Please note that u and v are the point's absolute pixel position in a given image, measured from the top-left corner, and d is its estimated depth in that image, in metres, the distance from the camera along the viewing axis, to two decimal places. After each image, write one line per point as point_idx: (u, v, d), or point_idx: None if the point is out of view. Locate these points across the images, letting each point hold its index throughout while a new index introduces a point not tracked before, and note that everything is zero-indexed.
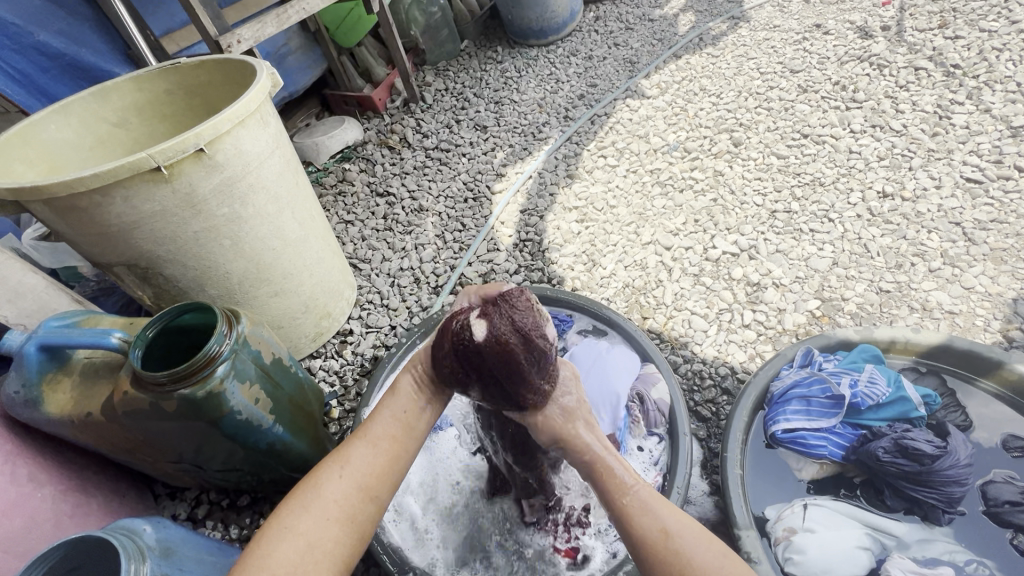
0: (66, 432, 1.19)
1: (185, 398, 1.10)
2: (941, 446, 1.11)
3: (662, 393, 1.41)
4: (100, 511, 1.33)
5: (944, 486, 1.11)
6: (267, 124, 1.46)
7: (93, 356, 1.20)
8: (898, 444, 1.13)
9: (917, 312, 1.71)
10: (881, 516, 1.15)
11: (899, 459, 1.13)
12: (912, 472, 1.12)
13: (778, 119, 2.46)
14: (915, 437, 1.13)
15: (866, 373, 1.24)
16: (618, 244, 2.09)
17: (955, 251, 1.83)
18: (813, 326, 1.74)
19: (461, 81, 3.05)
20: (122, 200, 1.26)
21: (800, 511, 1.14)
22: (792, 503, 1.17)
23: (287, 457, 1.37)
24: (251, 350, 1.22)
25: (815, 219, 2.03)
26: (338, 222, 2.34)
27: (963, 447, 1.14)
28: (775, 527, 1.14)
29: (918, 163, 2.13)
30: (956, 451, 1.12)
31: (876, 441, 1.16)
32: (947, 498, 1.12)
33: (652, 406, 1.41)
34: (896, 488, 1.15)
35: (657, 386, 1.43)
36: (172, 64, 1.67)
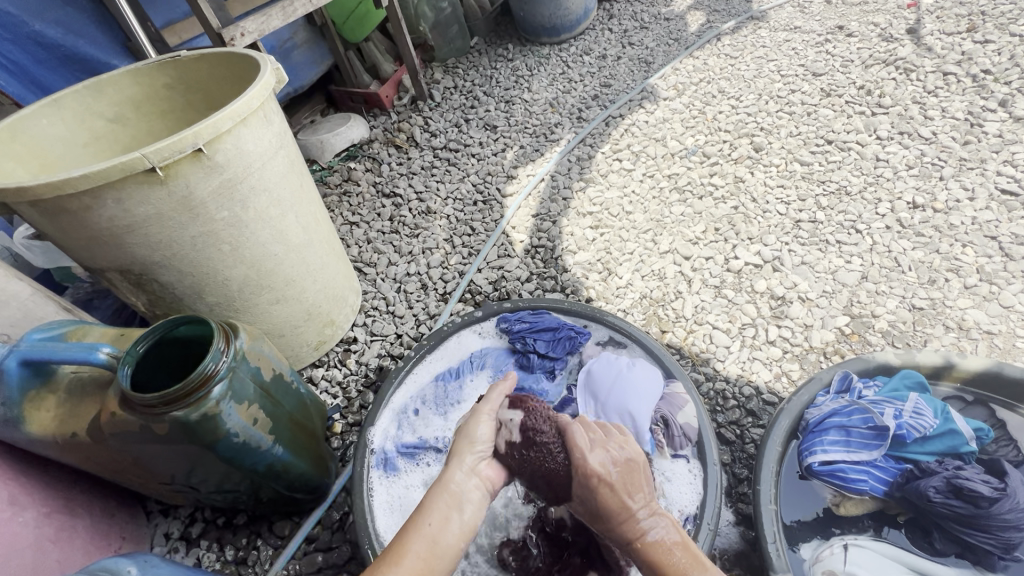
0: (49, 452, 1.11)
1: (178, 420, 1.02)
2: (999, 488, 1.03)
3: (688, 418, 1.33)
4: (87, 533, 1.24)
5: (1004, 531, 1.03)
6: (270, 122, 1.37)
7: (80, 371, 1.12)
8: (951, 484, 1.06)
9: (952, 331, 1.63)
10: (928, 560, 1.09)
11: (952, 500, 1.05)
12: (965, 514, 1.04)
13: (801, 124, 2.36)
14: (970, 477, 1.05)
15: (910, 402, 1.17)
16: (635, 253, 2.01)
17: (990, 268, 1.75)
18: (842, 344, 1.65)
19: (471, 79, 2.95)
20: (114, 203, 1.18)
21: (840, 553, 1.09)
22: (831, 543, 1.13)
23: (286, 478, 1.28)
24: (250, 367, 1.13)
25: (842, 230, 1.94)
26: (343, 224, 2.26)
27: (1022, 488, 1.06)
28: (813, 568, 1.09)
29: (949, 172, 2.05)
30: (1016, 494, 1.03)
31: (925, 479, 1.09)
32: (1004, 544, 1.04)
33: (677, 430, 1.32)
34: (946, 530, 1.08)
35: (684, 410, 1.34)
36: (171, 57, 1.58)
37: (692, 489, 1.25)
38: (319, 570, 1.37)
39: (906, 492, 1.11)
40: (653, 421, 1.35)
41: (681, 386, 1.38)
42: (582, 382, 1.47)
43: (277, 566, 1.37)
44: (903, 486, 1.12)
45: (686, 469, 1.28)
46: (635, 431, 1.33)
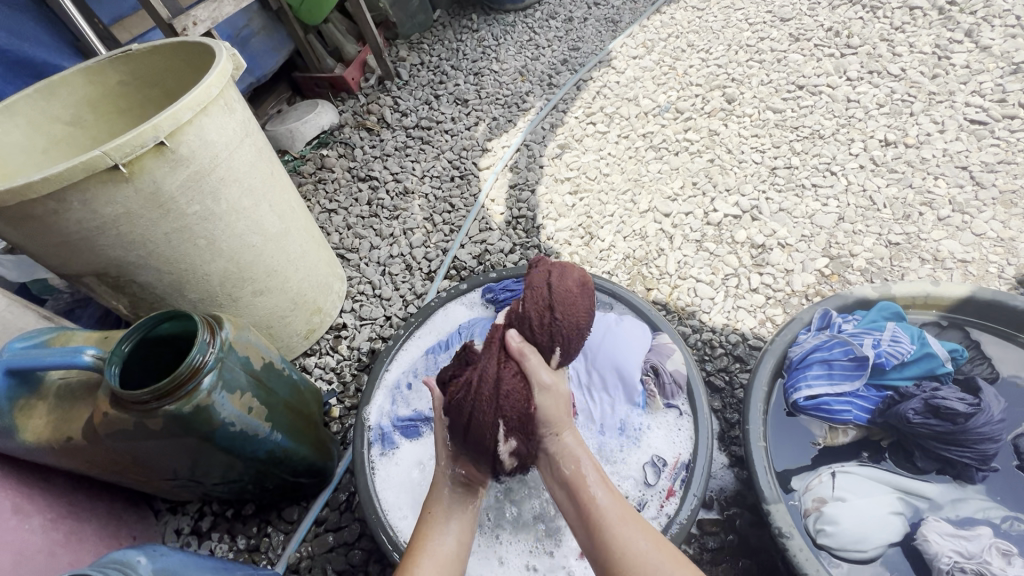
0: (47, 458, 1.11)
1: (171, 414, 1.02)
2: (973, 404, 1.07)
3: (677, 364, 1.36)
4: (97, 536, 1.26)
5: (980, 442, 1.07)
6: (233, 110, 1.35)
7: (68, 377, 1.11)
8: (928, 404, 1.11)
9: (929, 263, 1.67)
10: (911, 479, 1.14)
11: (930, 419, 1.10)
12: (944, 432, 1.09)
13: (771, 72, 2.35)
14: (946, 396, 1.10)
15: (888, 331, 1.20)
16: (615, 215, 2.01)
17: (963, 198, 1.78)
18: (823, 286, 1.68)
19: (436, 53, 2.88)
20: (80, 205, 1.16)
21: (831, 482, 1.12)
22: (819, 472, 1.16)
23: (288, 464, 1.30)
24: (239, 357, 1.14)
25: (817, 173, 1.96)
26: (320, 212, 2.23)
27: (997, 402, 1.10)
28: (803, 498, 1.13)
29: (919, 107, 2.06)
30: (990, 408, 1.08)
31: (905, 402, 1.13)
32: (981, 456, 1.09)
33: (668, 377, 1.35)
34: (927, 450, 1.13)
35: (672, 357, 1.38)
36: (122, 52, 1.53)
37: (687, 434, 1.29)
38: (331, 549, 1.41)
39: (888, 418, 1.15)
40: (644, 371, 1.38)
41: (668, 335, 1.42)
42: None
43: (289, 549, 1.41)
44: (885, 412, 1.16)
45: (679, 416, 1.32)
46: (626, 384, 1.37)
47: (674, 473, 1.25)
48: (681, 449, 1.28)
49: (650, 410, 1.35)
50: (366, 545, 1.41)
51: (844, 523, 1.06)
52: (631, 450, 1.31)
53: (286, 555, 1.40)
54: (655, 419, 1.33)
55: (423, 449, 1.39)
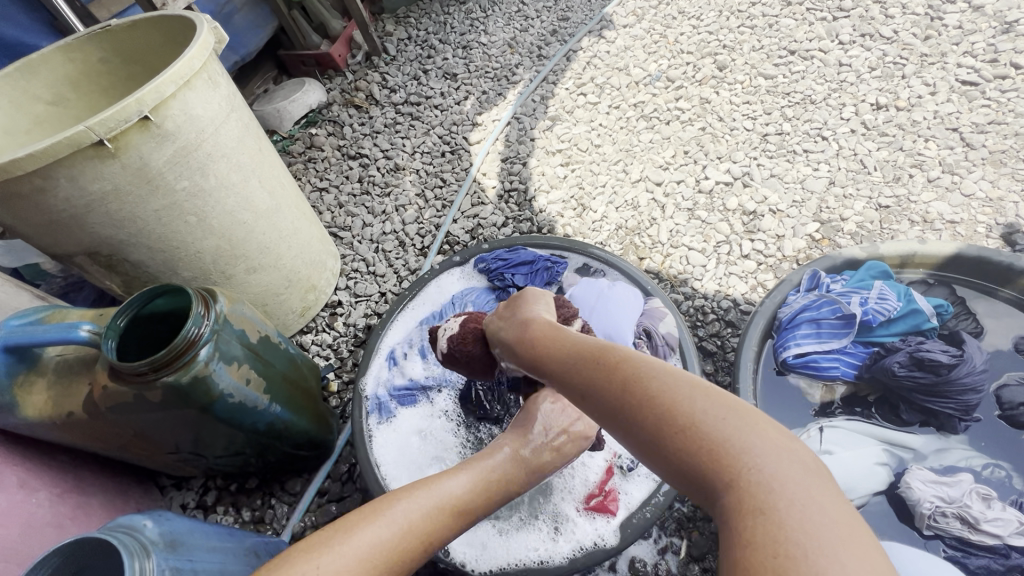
0: (50, 434, 1.13)
1: (170, 385, 1.04)
2: (956, 355, 1.12)
3: (669, 327, 1.39)
4: (104, 510, 1.29)
5: (959, 395, 1.12)
6: (217, 84, 1.33)
7: (65, 353, 1.12)
8: (914, 357, 1.14)
9: (918, 225, 1.68)
10: (896, 431, 1.17)
11: (915, 372, 1.13)
12: (928, 384, 1.13)
13: (763, 37, 2.32)
14: (931, 349, 1.14)
15: (875, 290, 1.22)
16: (607, 185, 2.01)
17: (953, 159, 1.78)
18: (814, 250, 1.70)
19: (423, 26, 2.82)
20: (67, 182, 1.15)
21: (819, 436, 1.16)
22: (808, 427, 1.19)
23: (288, 435, 1.33)
24: (235, 329, 1.14)
25: (808, 138, 1.96)
26: (312, 190, 2.22)
27: (979, 354, 1.15)
28: None
29: (911, 70, 2.04)
30: (972, 359, 1.13)
31: (891, 356, 1.17)
32: (964, 407, 1.13)
33: (660, 340, 1.38)
34: (913, 402, 1.17)
35: (664, 321, 1.41)
36: (101, 28, 1.50)
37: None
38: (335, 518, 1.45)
39: (875, 372, 1.18)
40: (637, 336, 1.40)
41: (659, 300, 1.44)
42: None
43: (294, 519, 1.45)
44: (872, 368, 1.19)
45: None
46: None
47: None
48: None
49: None
50: None
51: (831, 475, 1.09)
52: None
53: (291, 525, 1.44)
54: None
55: (421, 416, 1.41)
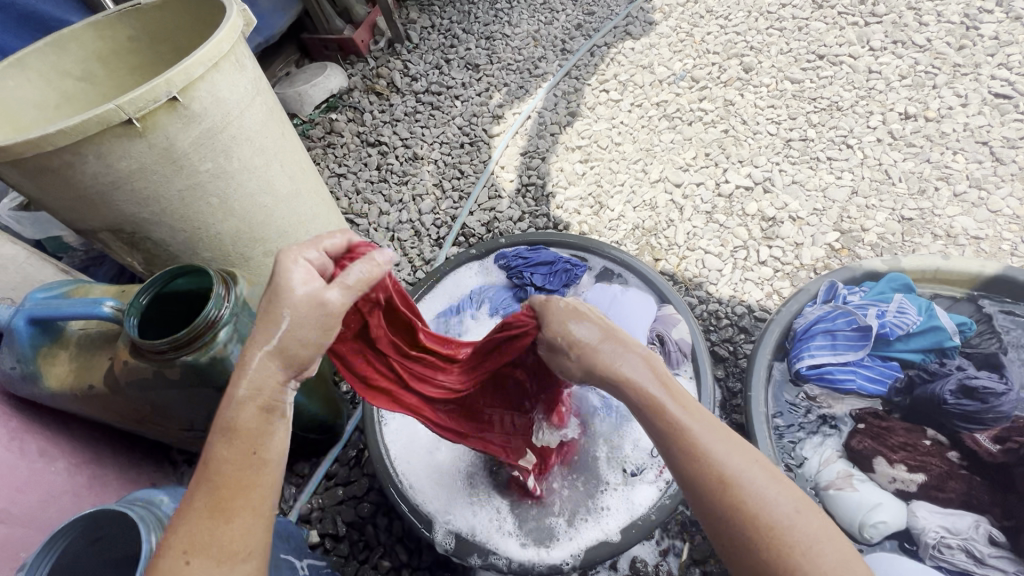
0: (70, 406, 1.16)
1: (188, 365, 1.05)
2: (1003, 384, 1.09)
3: (682, 333, 1.39)
4: (119, 482, 1.32)
5: (999, 423, 1.08)
6: (244, 68, 1.34)
7: (87, 328, 1.15)
8: (962, 384, 1.10)
9: (941, 239, 1.66)
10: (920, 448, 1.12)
11: (962, 399, 1.09)
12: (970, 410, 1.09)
13: (791, 40, 2.28)
14: (980, 378, 1.10)
15: (894, 303, 1.20)
16: (626, 184, 2.00)
17: (981, 173, 1.75)
18: (833, 260, 1.68)
19: (447, 15, 2.80)
20: (95, 158, 1.17)
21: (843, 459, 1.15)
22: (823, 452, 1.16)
23: (300, 418, 1.35)
24: (253, 313, 1.16)
25: (833, 146, 1.93)
26: (330, 176, 2.23)
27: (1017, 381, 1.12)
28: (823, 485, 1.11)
29: (943, 80, 2.00)
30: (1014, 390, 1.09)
31: (937, 383, 1.12)
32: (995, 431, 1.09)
33: (672, 346, 1.38)
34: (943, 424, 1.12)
35: (677, 327, 1.41)
36: (132, 6, 1.52)
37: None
38: (341, 502, 1.48)
39: (916, 400, 1.15)
40: (649, 341, 1.41)
41: (673, 306, 1.44)
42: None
43: (302, 500, 1.48)
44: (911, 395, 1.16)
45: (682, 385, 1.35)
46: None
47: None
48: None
49: None
50: (375, 499, 1.48)
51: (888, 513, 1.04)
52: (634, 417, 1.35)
53: (298, 506, 1.47)
54: None
55: None
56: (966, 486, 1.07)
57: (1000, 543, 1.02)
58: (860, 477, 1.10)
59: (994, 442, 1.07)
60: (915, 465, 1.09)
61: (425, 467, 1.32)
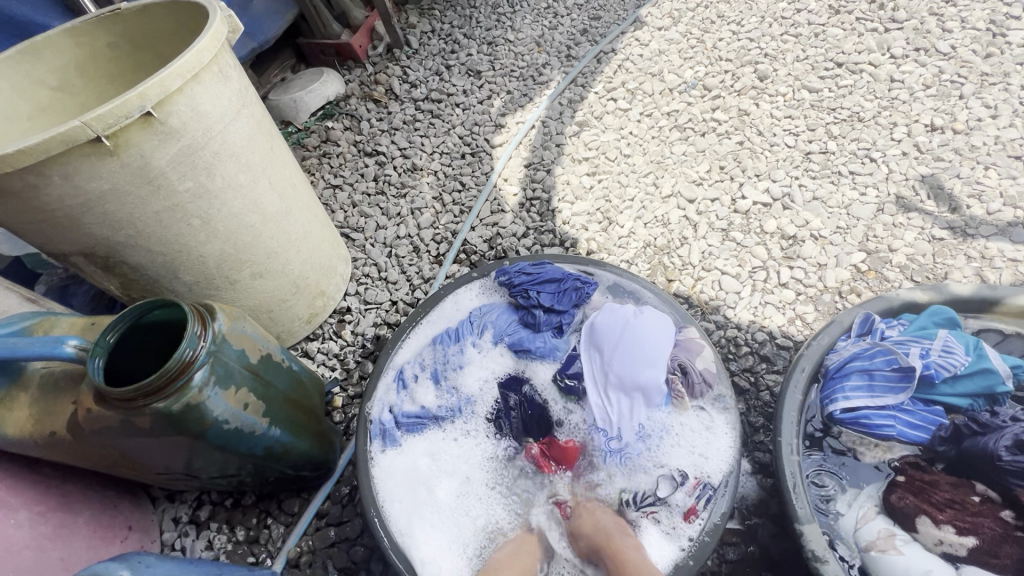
0: (32, 451, 1.05)
1: (160, 411, 0.95)
2: None
3: (706, 361, 1.32)
4: (90, 528, 1.21)
5: None
6: (228, 78, 1.23)
7: (51, 366, 1.04)
8: (1018, 439, 1.00)
9: (975, 261, 1.56)
10: (971, 498, 1.01)
11: (1019, 456, 0.98)
12: None
13: (808, 47, 2.18)
14: None
15: (938, 340, 1.09)
16: (636, 199, 1.89)
17: (1015, 190, 1.65)
18: (859, 283, 1.58)
19: (448, 19, 2.70)
20: (61, 179, 1.06)
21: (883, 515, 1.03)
22: (862, 505, 1.05)
23: (288, 458, 1.24)
24: (234, 349, 1.05)
25: (855, 159, 1.82)
26: (325, 188, 2.12)
27: None
28: (861, 543, 1.00)
29: (970, 89, 1.90)
30: None
31: (989, 436, 1.02)
32: None
33: (697, 376, 1.31)
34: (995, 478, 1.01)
35: (700, 354, 1.33)
36: (110, 11, 1.41)
37: (718, 455, 1.22)
38: (333, 545, 1.37)
39: (964, 452, 1.04)
40: (671, 370, 1.32)
41: (695, 330, 1.38)
42: (587, 336, 1.39)
43: (290, 543, 1.37)
44: (959, 444, 1.05)
45: (709, 419, 1.28)
46: (648, 386, 1.28)
47: (699, 491, 1.19)
48: (710, 467, 1.21)
49: (676, 411, 1.29)
50: (369, 542, 1.37)
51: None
52: (654, 456, 1.26)
53: (286, 549, 1.36)
54: (680, 420, 1.29)
55: (428, 450, 1.32)
56: None
57: None
58: (904, 538, 0.98)
59: None
60: (964, 526, 0.97)
61: (420, 509, 1.23)
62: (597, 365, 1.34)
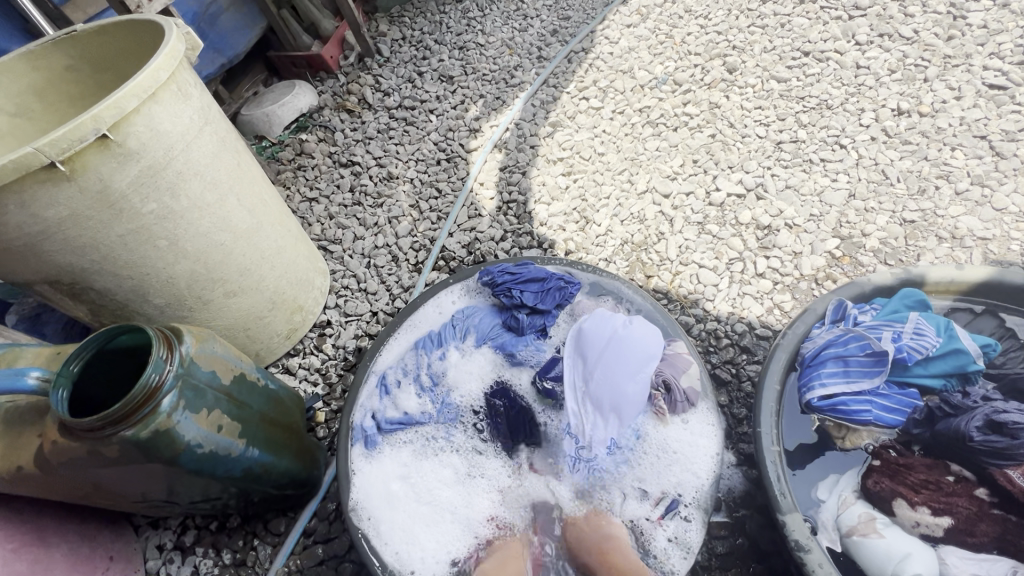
0: (1, 487, 1.02)
1: (129, 440, 0.93)
2: None
3: (691, 381, 1.30)
4: (69, 562, 1.19)
5: None
6: (188, 96, 1.21)
7: (16, 399, 1.02)
8: (990, 419, 0.99)
9: (946, 241, 1.57)
10: (947, 481, 1.02)
11: (991, 436, 0.98)
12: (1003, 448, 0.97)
13: (775, 38, 2.20)
14: (1011, 411, 0.98)
15: (910, 324, 1.10)
16: (612, 196, 1.89)
17: (981, 169, 1.67)
18: (834, 269, 1.59)
19: (419, 26, 2.69)
20: (18, 208, 1.04)
21: (862, 500, 1.04)
22: (843, 492, 1.05)
23: (270, 478, 1.22)
24: (204, 371, 1.03)
25: (826, 146, 1.84)
26: (301, 201, 2.10)
27: None
28: (844, 529, 1.00)
29: (934, 72, 1.93)
30: None
31: (961, 418, 1.02)
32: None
33: (680, 395, 1.28)
34: (970, 458, 1.01)
35: (687, 372, 1.31)
36: (67, 33, 1.38)
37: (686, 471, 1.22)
38: (321, 562, 1.36)
39: (938, 435, 1.05)
40: (655, 386, 1.31)
41: (684, 346, 1.34)
42: (574, 342, 1.37)
43: (277, 563, 1.35)
44: (933, 426, 1.06)
45: (688, 434, 1.26)
46: (632, 398, 1.26)
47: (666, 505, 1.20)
48: (679, 484, 1.22)
49: (654, 424, 1.29)
50: (358, 557, 1.36)
51: (921, 563, 0.93)
52: (630, 471, 1.25)
53: (274, 569, 1.34)
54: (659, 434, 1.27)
55: (409, 453, 1.31)
56: (999, 529, 0.96)
57: None
58: (885, 521, 0.99)
59: None
60: (939, 508, 0.99)
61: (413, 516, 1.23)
62: (578, 372, 1.33)
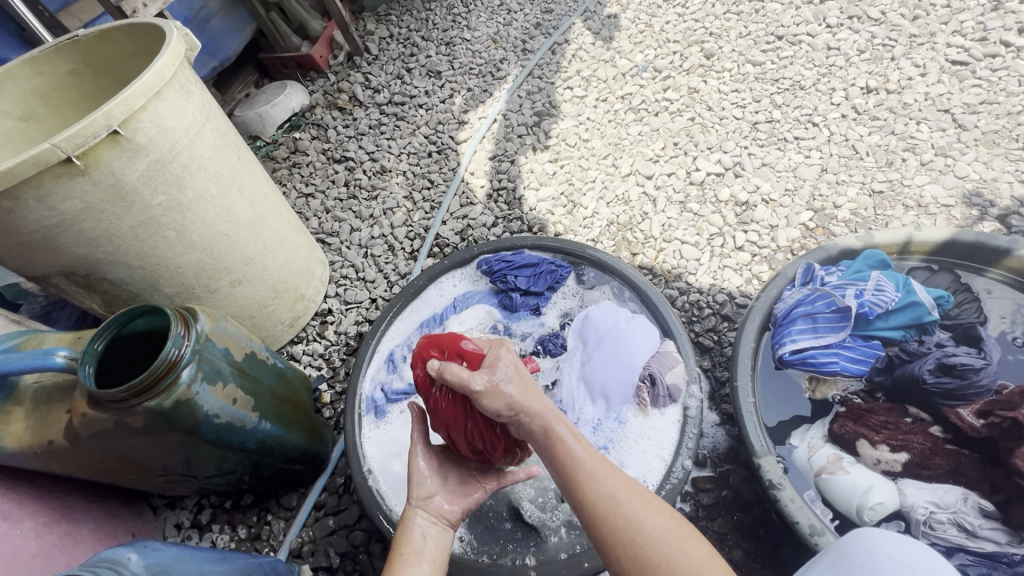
0: (33, 463, 1.10)
1: (152, 410, 1.01)
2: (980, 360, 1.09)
3: (676, 377, 1.33)
4: (95, 536, 1.26)
5: (980, 397, 1.08)
6: (190, 94, 1.28)
7: (44, 380, 1.09)
8: (940, 363, 1.11)
9: (912, 210, 1.67)
10: (904, 421, 1.12)
11: (942, 377, 1.10)
12: (954, 388, 1.09)
13: (749, 23, 2.28)
14: (958, 355, 1.11)
15: (872, 281, 1.21)
16: (597, 180, 1.98)
17: (945, 141, 1.77)
18: (808, 240, 1.68)
19: (406, 23, 2.75)
20: (36, 202, 1.11)
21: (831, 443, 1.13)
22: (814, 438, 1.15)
23: (281, 451, 1.30)
24: (218, 348, 1.11)
25: (799, 125, 1.93)
26: (297, 197, 2.17)
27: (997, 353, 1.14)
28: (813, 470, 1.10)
29: (900, 51, 2.02)
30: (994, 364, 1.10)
31: (915, 362, 1.14)
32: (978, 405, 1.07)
33: (663, 390, 1.32)
34: (925, 401, 1.12)
35: (673, 369, 1.34)
36: (69, 38, 1.45)
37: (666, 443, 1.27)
38: (333, 532, 1.43)
39: (898, 380, 1.16)
40: (641, 378, 1.35)
41: (674, 343, 1.38)
42: (579, 327, 1.47)
43: (291, 535, 1.43)
44: (893, 373, 1.17)
45: (664, 426, 1.29)
46: (618, 384, 1.35)
47: None
48: (650, 468, 1.23)
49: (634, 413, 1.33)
50: (367, 526, 1.43)
51: (883, 493, 1.03)
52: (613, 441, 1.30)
53: (287, 542, 1.42)
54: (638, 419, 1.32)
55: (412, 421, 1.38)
56: (953, 461, 1.05)
57: (990, 515, 1.00)
58: (850, 460, 1.09)
59: (978, 416, 1.06)
60: (897, 445, 1.08)
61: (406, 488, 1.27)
62: (577, 354, 1.43)
